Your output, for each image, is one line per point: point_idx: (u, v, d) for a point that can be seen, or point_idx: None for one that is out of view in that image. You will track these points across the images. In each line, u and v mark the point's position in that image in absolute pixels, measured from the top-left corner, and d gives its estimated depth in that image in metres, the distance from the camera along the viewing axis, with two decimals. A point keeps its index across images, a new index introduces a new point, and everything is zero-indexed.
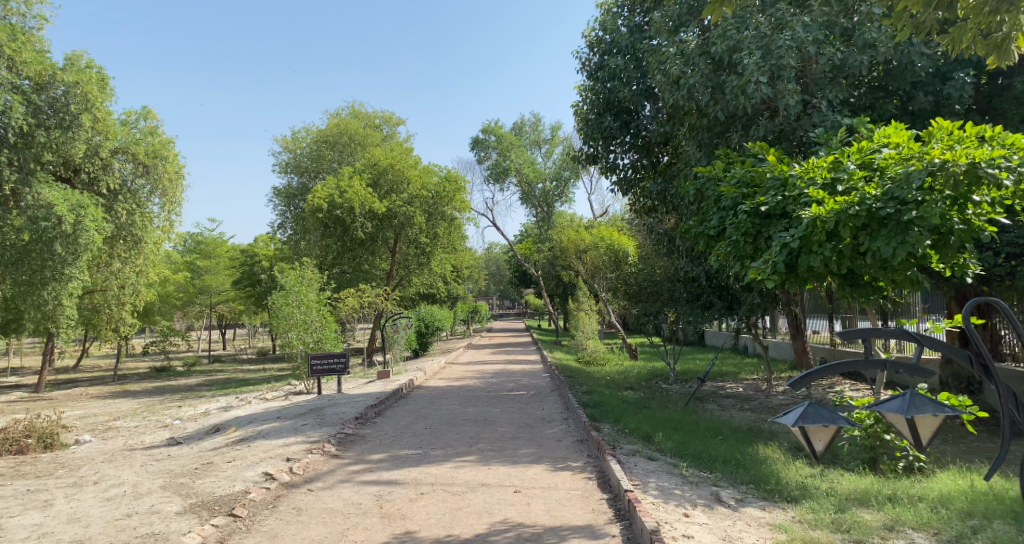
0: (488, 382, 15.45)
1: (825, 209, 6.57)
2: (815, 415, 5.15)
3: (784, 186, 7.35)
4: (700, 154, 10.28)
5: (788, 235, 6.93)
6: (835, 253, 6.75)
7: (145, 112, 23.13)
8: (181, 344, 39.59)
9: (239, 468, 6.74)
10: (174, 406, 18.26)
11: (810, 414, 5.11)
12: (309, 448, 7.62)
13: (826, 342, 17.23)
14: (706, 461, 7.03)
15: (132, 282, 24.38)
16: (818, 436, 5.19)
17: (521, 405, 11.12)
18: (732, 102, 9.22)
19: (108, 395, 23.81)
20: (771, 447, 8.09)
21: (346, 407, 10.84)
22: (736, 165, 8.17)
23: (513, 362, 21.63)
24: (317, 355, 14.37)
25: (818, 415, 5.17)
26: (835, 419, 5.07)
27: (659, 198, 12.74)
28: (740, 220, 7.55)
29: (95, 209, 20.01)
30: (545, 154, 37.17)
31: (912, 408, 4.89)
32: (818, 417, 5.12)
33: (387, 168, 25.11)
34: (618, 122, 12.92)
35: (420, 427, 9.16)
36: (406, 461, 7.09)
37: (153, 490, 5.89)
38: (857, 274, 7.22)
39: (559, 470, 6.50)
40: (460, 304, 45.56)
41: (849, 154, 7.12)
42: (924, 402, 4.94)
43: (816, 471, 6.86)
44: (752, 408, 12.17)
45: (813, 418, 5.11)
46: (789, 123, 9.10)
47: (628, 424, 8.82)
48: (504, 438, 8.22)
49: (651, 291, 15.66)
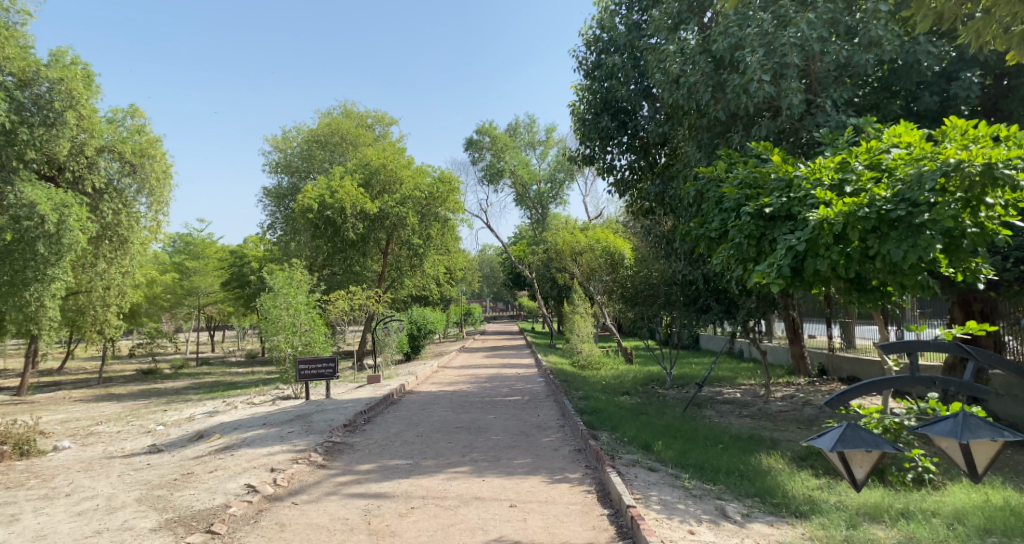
0: (481, 386, 15.12)
1: (833, 211, 6.34)
2: (851, 436, 3.41)
3: (789, 188, 7.13)
4: (699, 154, 10.02)
5: (793, 238, 6.70)
6: (842, 256, 6.50)
7: (133, 110, 22.74)
8: (169, 346, 39.06)
9: (220, 478, 6.39)
10: (159, 410, 17.80)
11: (844, 437, 3.37)
12: (295, 457, 7.28)
13: (824, 347, 17.01)
14: (708, 472, 6.77)
15: (118, 283, 23.90)
16: (855, 465, 3.48)
17: (516, 412, 10.81)
18: (733, 102, 9.00)
19: (92, 398, 23.29)
20: (774, 456, 7.83)
21: (335, 413, 10.50)
22: (738, 165, 7.93)
23: (506, 366, 21.33)
24: (305, 359, 14.00)
25: (856, 436, 3.41)
26: (877, 446, 3.30)
27: (657, 200, 12.51)
28: (743, 222, 7.30)
29: (79, 208, 19.59)
30: (540, 155, 36.94)
31: (965, 431, 3.19)
32: (854, 441, 3.37)
33: (379, 168, 24.74)
34: (615, 122, 12.62)
35: (411, 435, 8.84)
36: (396, 472, 6.77)
37: (127, 504, 5.54)
38: (865, 280, 6.96)
39: (557, 483, 6.21)
40: (453, 306, 45.18)
41: (857, 154, 6.88)
42: (986, 421, 3.24)
43: (823, 484, 6.61)
44: (751, 414, 11.92)
45: (850, 442, 3.37)
46: (791, 123, 8.93)
47: (626, 432, 8.53)
48: (498, 447, 7.92)
49: (646, 295, 15.36)
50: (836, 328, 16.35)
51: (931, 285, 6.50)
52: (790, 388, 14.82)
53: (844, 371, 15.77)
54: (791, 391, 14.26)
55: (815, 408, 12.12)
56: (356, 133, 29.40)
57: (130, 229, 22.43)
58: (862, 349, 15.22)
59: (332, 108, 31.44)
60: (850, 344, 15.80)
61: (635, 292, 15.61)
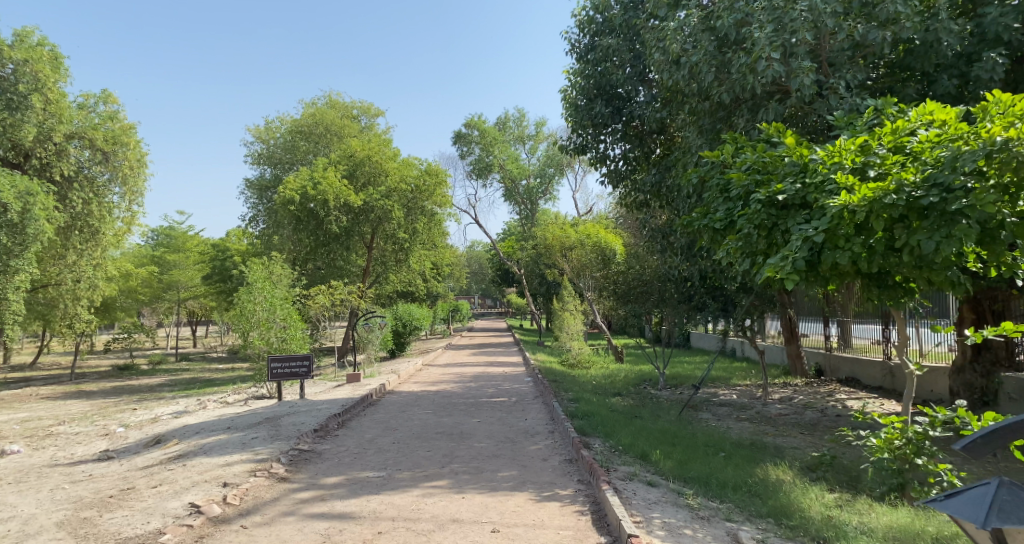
0: (467, 386, 14.39)
1: (855, 197, 5.68)
2: (1004, 498, 2.06)
3: (803, 172, 6.51)
4: (701, 139, 9.35)
5: (809, 227, 6.04)
6: (864, 248, 5.88)
7: (105, 95, 21.83)
8: (147, 341, 37.99)
9: (163, 494, 5.64)
10: (128, 409, 16.93)
11: (999, 504, 2.01)
12: (253, 469, 6.51)
13: (821, 347, 16.41)
14: (714, 487, 6.11)
15: (89, 276, 22.90)
16: None
17: (501, 415, 10.12)
18: (738, 83, 8.41)
19: (60, 396, 22.32)
20: (780, 468, 7.19)
21: (306, 416, 9.74)
22: (746, 150, 7.27)
23: (493, 365, 20.63)
24: (279, 357, 13.17)
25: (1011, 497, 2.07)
26: None
27: (652, 191, 11.83)
28: (753, 211, 6.63)
29: (45, 196, 18.65)
30: (529, 150, 36.21)
31: None
32: (1015, 510, 2.01)
33: (364, 159, 23.92)
34: (609, 108, 11.92)
35: (387, 442, 8.11)
36: (366, 487, 6.04)
37: (45, 530, 4.78)
38: (886, 275, 6.30)
39: (546, 502, 5.51)
40: (441, 304, 44.38)
41: (880, 135, 6.18)
42: None
43: (842, 501, 5.99)
44: (750, 418, 11.29)
45: (1010, 513, 2.00)
46: (801, 106, 8.33)
47: (621, 440, 7.85)
48: (480, 457, 7.19)
49: (640, 291, 14.71)
50: (834, 326, 15.78)
51: (962, 282, 5.83)
52: (789, 390, 14.22)
53: (842, 372, 15.20)
54: (789, 393, 13.65)
55: (817, 412, 11.51)
56: (341, 123, 28.43)
57: (101, 220, 21.48)
58: (860, 348, 14.64)
59: (316, 98, 30.53)
60: (847, 343, 15.23)
61: (628, 288, 14.94)
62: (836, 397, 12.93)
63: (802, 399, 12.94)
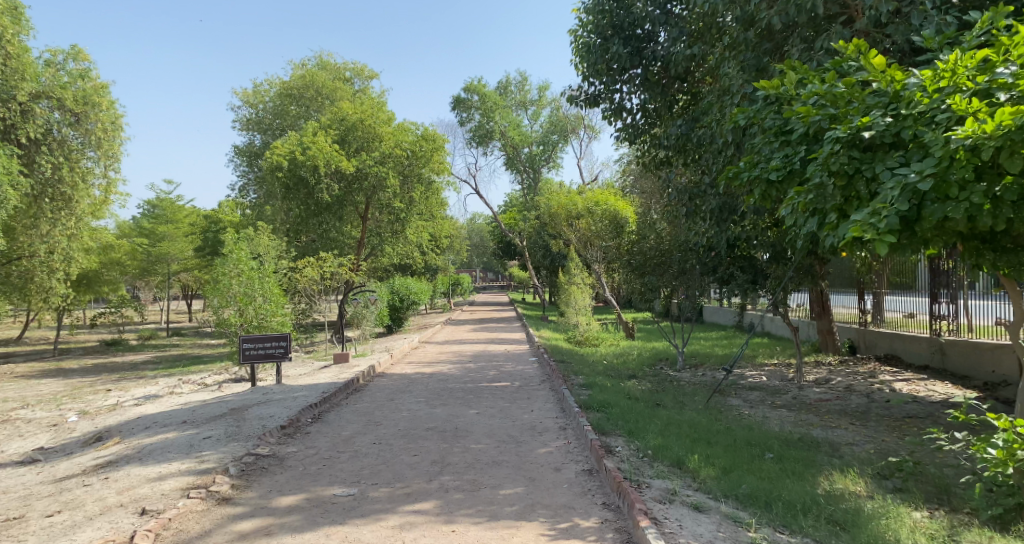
0: (465, 368, 13.00)
1: (983, 126, 4.18)
2: None
3: (894, 104, 5.01)
4: (742, 76, 7.73)
5: (912, 170, 4.56)
6: (987, 198, 4.42)
7: (75, 51, 20.15)
8: (137, 316, 36.68)
9: (51, 532, 4.21)
10: (99, 391, 15.56)
11: None
12: (187, 487, 5.10)
13: (854, 322, 15.00)
14: (780, 511, 4.71)
15: (63, 247, 21.44)
16: None
17: (504, 405, 8.76)
18: (793, 3, 6.83)
19: (37, 374, 21.03)
20: (849, 477, 5.79)
21: (276, 407, 8.35)
22: (813, 79, 5.72)
23: (495, 342, 19.29)
24: (253, 338, 11.73)
25: None
26: None
27: (676, 145, 10.28)
28: (829, 155, 5.11)
29: (7, 159, 16.99)
30: (531, 116, 34.43)
31: None
32: None
33: (356, 124, 22.30)
34: (627, 49, 10.24)
35: (367, 443, 6.72)
36: (329, 512, 4.66)
37: None
38: (1006, 234, 4.83)
39: (562, 540, 4.15)
40: (441, 278, 43.24)
41: (1008, 48, 4.61)
42: None
43: (948, 531, 4.58)
44: (787, 404, 9.91)
45: None
46: (870, 32, 6.80)
47: (649, 440, 6.46)
48: (478, 465, 5.80)
49: (657, 262, 13.16)
50: (869, 299, 14.32)
51: None
52: (823, 370, 12.82)
53: (879, 348, 13.77)
54: (825, 374, 12.27)
55: (864, 397, 10.12)
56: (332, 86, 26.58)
57: (75, 187, 19.98)
58: (897, 323, 13.29)
59: (307, 59, 28.75)
60: (881, 316, 13.89)
61: (643, 260, 13.39)
62: (878, 378, 11.53)
63: (840, 380, 11.55)
